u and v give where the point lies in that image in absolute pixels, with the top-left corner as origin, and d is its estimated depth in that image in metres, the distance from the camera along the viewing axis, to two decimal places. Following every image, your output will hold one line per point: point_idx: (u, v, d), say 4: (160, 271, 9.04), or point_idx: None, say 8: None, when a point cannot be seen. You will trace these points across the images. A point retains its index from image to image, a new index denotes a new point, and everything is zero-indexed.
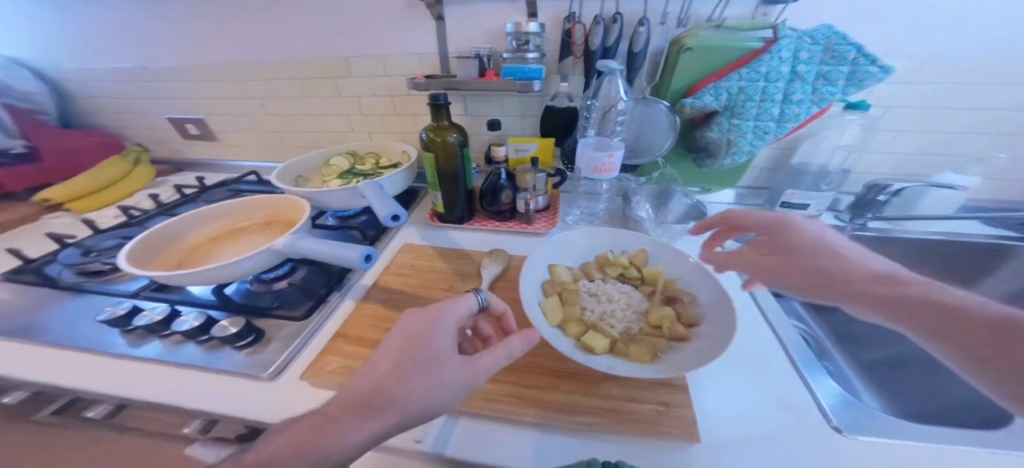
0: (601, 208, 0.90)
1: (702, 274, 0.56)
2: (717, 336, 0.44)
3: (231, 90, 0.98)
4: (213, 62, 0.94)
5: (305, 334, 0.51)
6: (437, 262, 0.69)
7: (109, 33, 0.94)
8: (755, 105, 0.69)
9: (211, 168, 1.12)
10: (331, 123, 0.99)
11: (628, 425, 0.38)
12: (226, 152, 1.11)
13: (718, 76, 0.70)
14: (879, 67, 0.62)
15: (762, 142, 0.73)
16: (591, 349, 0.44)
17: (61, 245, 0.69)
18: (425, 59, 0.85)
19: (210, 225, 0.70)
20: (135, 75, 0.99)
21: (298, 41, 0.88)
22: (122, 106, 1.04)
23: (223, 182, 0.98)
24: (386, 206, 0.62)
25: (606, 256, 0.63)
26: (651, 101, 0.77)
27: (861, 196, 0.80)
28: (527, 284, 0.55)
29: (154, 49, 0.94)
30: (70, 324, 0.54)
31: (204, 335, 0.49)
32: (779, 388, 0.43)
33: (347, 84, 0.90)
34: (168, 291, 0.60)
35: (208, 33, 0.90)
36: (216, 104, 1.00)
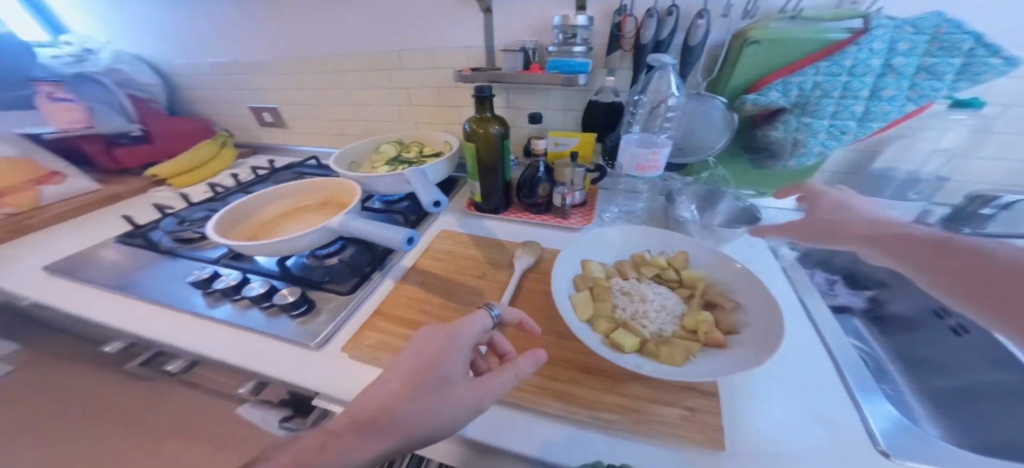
0: (642, 206, 0.73)
1: (748, 278, 0.44)
2: (761, 343, 0.35)
3: (293, 82, 0.98)
4: (274, 57, 0.95)
5: (351, 305, 0.49)
6: (471, 249, 0.62)
7: (190, 30, 1.00)
8: (831, 103, 0.55)
9: (280, 153, 1.15)
10: (378, 112, 0.94)
11: (642, 427, 0.31)
12: (280, 138, 1.14)
13: (790, 70, 0.55)
14: (1004, 58, 0.48)
15: (838, 144, 0.58)
16: (618, 347, 0.36)
17: (163, 214, 0.76)
18: (473, 52, 0.77)
19: (280, 202, 0.66)
20: (216, 68, 1.04)
21: (340, 36, 0.85)
22: (215, 97, 1.10)
23: (290, 165, 1.02)
24: (426, 193, 0.56)
25: (642, 254, 0.53)
26: (706, 96, 0.62)
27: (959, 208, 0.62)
28: (558, 277, 0.46)
29: (227, 47, 0.99)
30: (166, 284, 0.56)
31: (267, 302, 0.49)
32: (816, 402, 0.34)
33: (397, 76, 0.85)
34: (241, 261, 0.60)
35: (269, 28, 0.91)
36: (285, 95, 1.01)
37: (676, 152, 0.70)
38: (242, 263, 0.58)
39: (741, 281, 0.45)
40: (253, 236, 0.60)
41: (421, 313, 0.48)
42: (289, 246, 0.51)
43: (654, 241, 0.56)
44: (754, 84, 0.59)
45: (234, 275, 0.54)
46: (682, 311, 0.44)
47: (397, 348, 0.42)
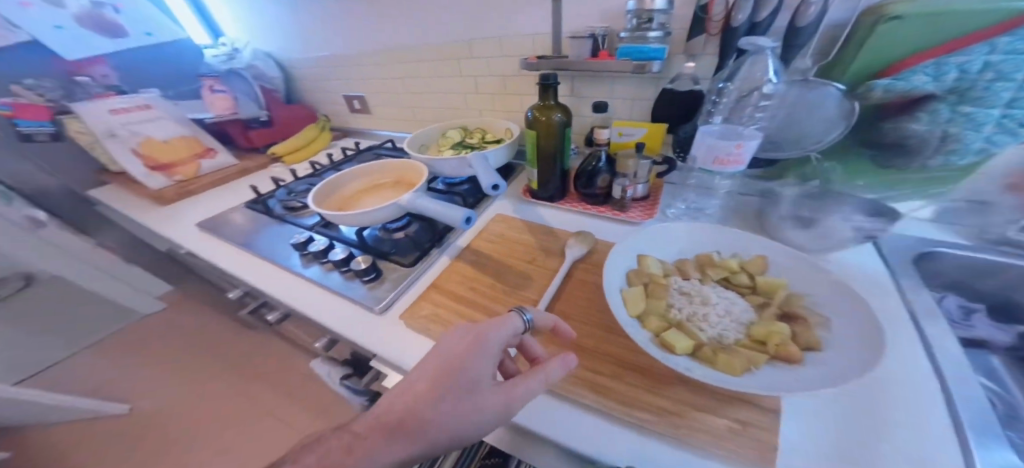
0: (713, 205, 0.66)
1: (840, 291, 0.37)
2: (850, 367, 0.29)
3: (379, 72, 1.07)
4: (363, 51, 1.06)
5: (412, 277, 0.54)
6: (523, 234, 0.63)
7: (302, 28, 1.15)
8: (1003, 88, 0.42)
9: (365, 137, 1.29)
10: (449, 100, 0.99)
11: (681, 433, 0.30)
12: (365, 123, 1.27)
13: (946, 48, 0.43)
14: None
15: (1012, 141, 0.44)
16: (669, 347, 0.34)
17: (276, 186, 0.91)
18: (540, 39, 0.76)
19: (359, 181, 0.74)
20: (320, 61, 1.19)
21: (421, 26, 0.91)
22: (317, 86, 1.27)
23: (371, 148, 1.14)
24: (486, 176, 0.58)
25: (709, 254, 0.48)
26: (816, 83, 0.51)
27: None
28: (610, 268, 0.44)
29: (329, 42, 1.13)
30: (275, 244, 0.68)
31: (345, 267, 0.57)
32: (915, 441, 0.28)
33: (468, 64, 0.88)
34: (330, 229, 0.71)
35: (362, 25, 1.01)
36: (372, 84, 1.12)
37: (767, 144, 0.60)
38: (329, 231, 0.68)
39: (831, 296, 0.38)
40: (340, 207, 0.69)
41: (472, 290, 0.51)
42: (365, 218, 0.57)
43: (727, 241, 0.50)
44: (881, 69, 0.48)
45: (323, 241, 0.64)
46: (751, 319, 0.39)
47: (448, 321, 0.45)
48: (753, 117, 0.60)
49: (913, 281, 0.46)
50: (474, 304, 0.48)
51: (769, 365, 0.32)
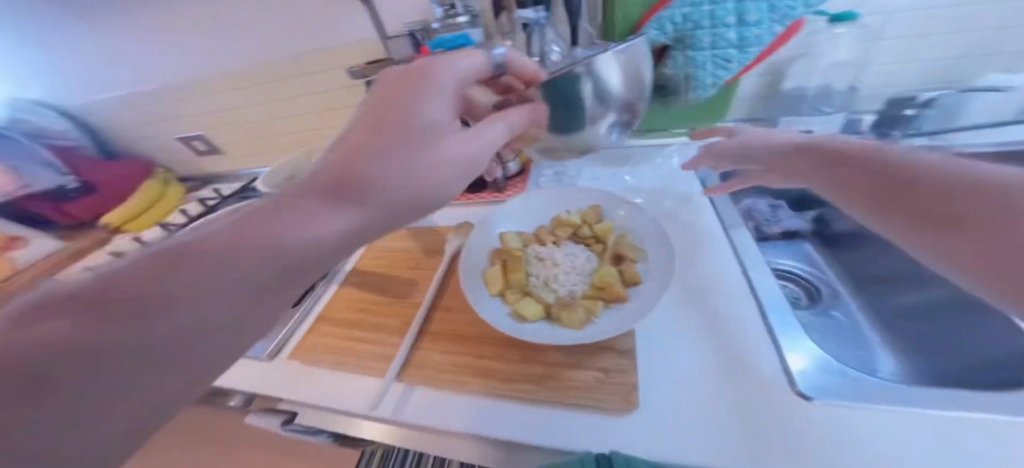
0: (573, 164, 0.73)
1: (659, 233, 0.50)
2: (654, 295, 0.43)
3: (197, 102, 0.82)
4: (153, 86, 0.82)
5: (296, 319, 0.57)
6: (407, 241, 0.67)
7: (62, 70, 0.83)
8: (705, 34, 0.45)
9: (224, 179, 1.01)
10: (297, 123, 0.81)
11: (556, 392, 0.40)
12: (216, 165, 0.99)
13: (661, 5, 0.45)
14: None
15: (728, 75, 0.47)
16: (523, 317, 0.44)
17: None
18: (368, 45, 0.62)
19: None
20: (110, 107, 0.88)
21: (211, 48, 0.72)
22: (118, 136, 0.94)
23: (239, 187, 0.92)
24: None
25: (559, 215, 0.57)
26: (599, 45, 0.52)
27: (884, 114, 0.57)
28: (472, 259, 0.52)
29: (105, 83, 0.84)
30: None
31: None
32: (740, 348, 0.41)
33: (300, 83, 0.72)
34: None
35: (133, 54, 0.77)
36: (197, 121, 0.87)
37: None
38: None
39: (649, 231, 0.51)
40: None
41: (359, 311, 0.56)
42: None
43: (569, 200, 0.60)
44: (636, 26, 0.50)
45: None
46: (594, 267, 0.50)
47: (344, 348, 0.51)
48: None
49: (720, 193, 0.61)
50: (370, 326, 0.54)
51: (605, 311, 0.44)
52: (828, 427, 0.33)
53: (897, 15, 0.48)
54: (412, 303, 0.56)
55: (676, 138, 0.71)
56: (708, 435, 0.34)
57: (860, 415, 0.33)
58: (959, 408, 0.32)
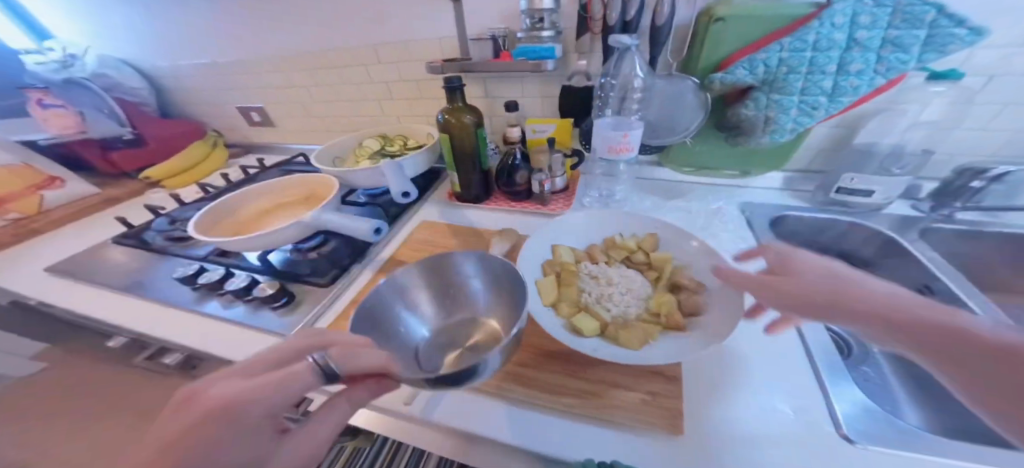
0: (620, 189, 0.71)
1: (712, 261, 0.47)
2: (719, 326, 0.38)
3: (268, 76, 0.86)
4: (232, 57, 0.86)
5: (325, 301, 0.53)
6: (450, 239, 0.64)
7: (162, 33, 0.90)
8: (799, 79, 0.46)
9: (271, 152, 1.02)
10: (356, 108, 0.83)
11: (602, 411, 0.35)
12: (266, 137, 1.02)
13: (755, 47, 0.46)
14: (971, 28, 0.38)
15: (810, 122, 0.48)
16: (579, 331, 0.40)
17: (154, 215, 0.75)
18: (448, 43, 0.65)
19: (261, 200, 0.67)
20: (193, 70, 0.94)
21: (298, 29, 0.75)
22: (196, 97, 1.00)
23: (281, 162, 0.92)
24: (398, 183, 0.54)
25: (613, 237, 0.56)
26: (677, 77, 0.54)
27: (946, 181, 0.56)
28: (526, 265, 0.50)
29: (191, 49, 0.90)
30: (169, 286, 0.59)
31: (248, 295, 0.54)
32: (793, 390, 0.37)
33: (373, 71, 0.74)
34: (228, 257, 0.64)
35: (223, 25, 0.82)
36: (263, 93, 0.90)
37: (647, 132, 0.60)
38: (227, 259, 0.63)
39: (703, 261, 0.48)
40: (236, 232, 0.61)
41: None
42: (260, 241, 0.52)
43: (621, 221, 0.58)
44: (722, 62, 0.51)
45: (219, 270, 0.59)
46: (649, 294, 0.47)
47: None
48: (631, 110, 0.60)
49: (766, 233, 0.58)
50: None
51: (663, 336, 0.39)
52: None
53: (993, 82, 0.48)
54: None
55: (729, 176, 0.69)
56: None
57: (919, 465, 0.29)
58: None
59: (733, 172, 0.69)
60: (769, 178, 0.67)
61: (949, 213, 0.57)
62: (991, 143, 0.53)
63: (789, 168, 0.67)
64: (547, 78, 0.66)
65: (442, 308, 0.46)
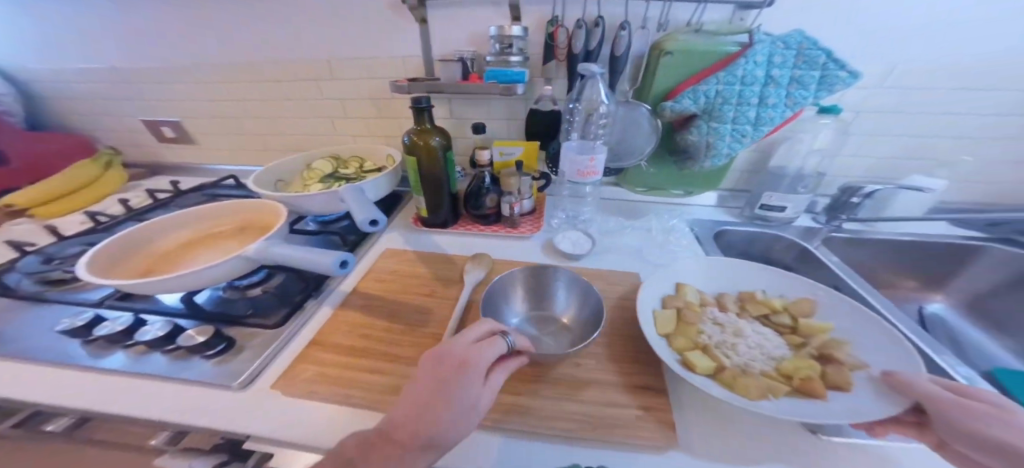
0: (586, 210, 0.75)
1: (890, 347, 0.37)
2: (876, 410, 0.30)
3: (190, 86, 0.75)
4: (139, 62, 0.74)
5: (277, 343, 0.46)
6: (418, 267, 0.60)
7: (37, 28, 0.73)
8: (731, 109, 0.53)
9: (189, 174, 0.88)
10: (302, 126, 0.76)
11: (602, 432, 0.34)
12: (180, 155, 0.87)
13: (696, 81, 0.53)
14: (849, 71, 0.47)
15: (741, 148, 0.55)
16: (691, 367, 0.36)
17: (18, 251, 0.58)
18: (412, 63, 0.63)
19: (183, 231, 0.57)
20: (84, 75, 0.78)
21: (230, 38, 0.67)
22: (86, 107, 0.83)
23: (201, 185, 0.78)
24: (363, 211, 0.47)
25: (754, 292, 0.49)
26: (632, 103, 0.59)
27: (835, 198, 0.69)
28: (646, 289, 0.48)
29: (80, 49, 0.74)
30: (40, 342, 0.45)
31: (171, 344, 0.44)
32: None
33: (325, 88, 0.69)
34: (135, 300, 0.52)
35: (128, 25, 0.69)
36: (182, 105, 0.78)
37: (610, 156, 0.65)
38: (133, 305, 0.51)
39: (876, 344, 0.38)
40: (146, 272, 0.50)
41: (366, 338, 0.47)
42: (188, 278, 0.43)
43: (767, 278, 0.51)
44: (670, 92, 0.57)
45: (123, 317, 0.46)
46: (784, 355, 0.40)
47: (336, 376, 0.41)
48: (596, 134, 0.64)
49: (712, 247, 0.65)
50: (371, 354, 0.44)
51: (788, 397, 0.33)
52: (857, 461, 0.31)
53: (860, 116, 0.61)
54: (431, 333, 0.47)
55: (676, 197, 0.77)
56: None
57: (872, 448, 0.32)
58: None
59: (678, 193, 0.77)
60: (707, 197, 0.76)
61: (839, 224, 0.70)
62: (863, 165, 0.67)
63: (722, 188, 0.77)
64: (513, 101, 0.67)
65: (531, 302, 0.55)
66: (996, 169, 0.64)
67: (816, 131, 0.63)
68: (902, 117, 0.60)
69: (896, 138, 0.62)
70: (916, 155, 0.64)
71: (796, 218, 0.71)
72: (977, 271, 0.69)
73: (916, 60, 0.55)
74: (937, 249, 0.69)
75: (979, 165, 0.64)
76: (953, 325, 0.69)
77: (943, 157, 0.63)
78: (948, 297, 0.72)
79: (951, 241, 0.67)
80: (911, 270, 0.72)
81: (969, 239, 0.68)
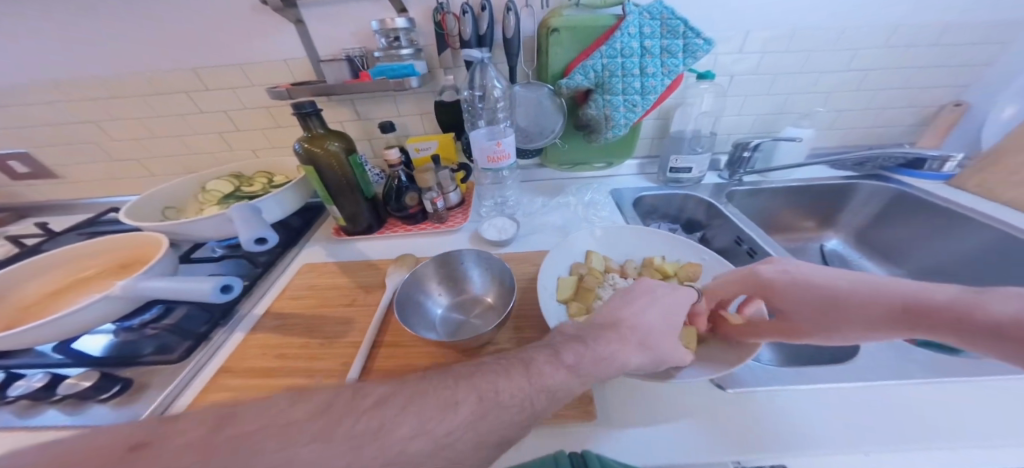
0: (511, 195, 0.76)
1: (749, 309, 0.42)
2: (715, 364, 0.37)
3: (40, 112, 0.65)
4: None
5: (185, 372, 0.42)
6: (340, 278, 0.57)
7: None
8: (619, 82, 0.56)
9: (70, 212, 0.77)
10: (193, 143, 0.70)
11: None
12: (55, 191, 0.78)
13: (585, 54, 0.55)
14: (704, 39, 0.51)
15: (635, 117, 0.59)
16: None
17: None
18: (298, 65, 0.59)
19: (50, 277, 0.50)
20: None
21: (73, 53, 0.59)
22: None
23: (79, 222, 0.69)
24: (249, 231, 0.45)
25: (652, 258, 0.54)
26: (534, 84, 0.60)
27: (731, 154, 0.75)
28: (552, 261, 0.52)
29: None
30: None
31: (54, 395, 0.38)
32: None
33: (206, 100, 0.63)
34: (11, 355, 0.45)
35: None
36: (39, 135, 0.68)
37: (522, 139, 0.66)
38: (14, 359, 0.44)
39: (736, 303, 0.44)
40: (12, 324, 0.44)
41: (281, 358, 0.43)
42: (54, 329, 0.38)
43: (668, 246, 0.56)
44: (565, 70, 0.59)
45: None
46: None
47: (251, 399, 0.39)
48: (502, 119, 0.65)
49: (631, 214, 0.68)
50: (286, 373, 0.41)
51: None
52: (749, 410, 0.36)
53: (735, 79, 0.67)
54: (351, 343, 0.45)
55: (595, 171, 0.80)
56: (661, 436, 0.34)
57: (766, 398, 0.37)
58: (840, 381, 0.38)
59: (601, 165, 0.80)
60: (625, 168, 0.80)
61: (740, 178, 0.76)
62: (749, 122, 0.74)
63: (638, 156, 0.81)
64: (418, 94, 0.66)
65: (450, 291, 0.55)
66: (851, 116, 0.73)
67: (700, 96, 0.69)
68: (768, 77, 0.66)
69: (769, 95, 0.69)
70: (788, 108, 0.72)
71: (703, 178, 0.77)
72: (856, 206, 0.80)
73: (769, 23, 0.61)
74: (817, 190, 0.79)
75: (838, 113, 0.73)
76: (848, 256, 0.80)
77: (809, 106, 0.72)
78: (840, 232, 0.83)
79: (827, 182, 0.76)
80: (801, 212, 0.82)
81: (844, 179, 0.77)
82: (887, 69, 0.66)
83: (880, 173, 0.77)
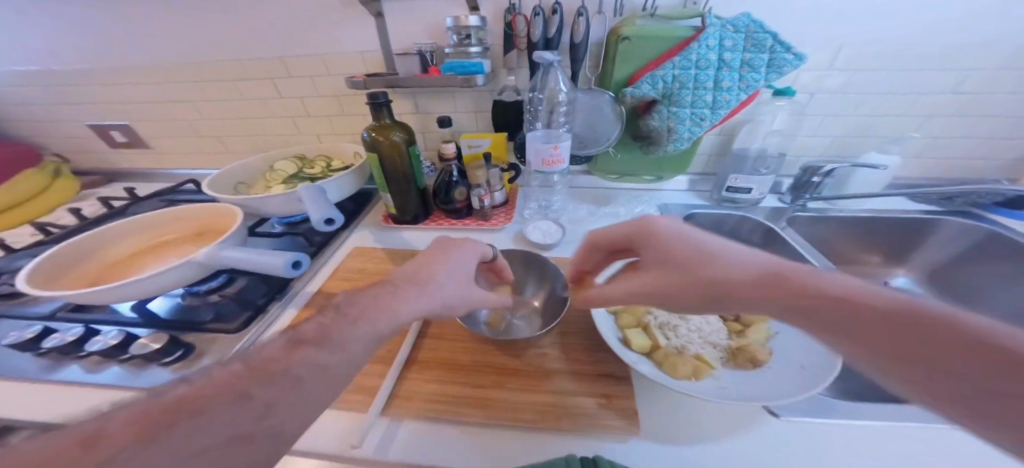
0: (556, 200, 0.75)
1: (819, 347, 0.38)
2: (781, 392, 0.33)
3: (144, 89, 0.73)
4: (81, 63, 0.71)
5: (243, 341, 0.44)
6: (386, 264, 0.59)
7: None
8: (689, 93, 0.54)
9: (153, 181, 0.86)
10: (267, 125, 0.75)
11: (567, 424, 0.34)
12: (144, 161, 0.87)
13: (654, 64, 0.54)
14: (794, 54, 0.48)
15: (700, 131, 0.57)
16: (627, 343, 0.40)
17: None
18: (372, 58, 0.62)
19: (133, 239, 0.54)
20: (31, 83, 0.75)
21: (179, 37, 0.65)
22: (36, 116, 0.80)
23: (160, 191, 0.75)
24: (317, 210, 0.47)
25: None
26: (596, 91, 0.59)
27: (796, 178, 0.70)
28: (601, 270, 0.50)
29: (23, 55, 0.71)
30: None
31: (124, 354, 0.41)
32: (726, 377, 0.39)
33: (284, 86, 0.67)
34: (91, 310, 0.49)
35: (68, 28, 0.66)
36: (140, 109, 0.76)
37: (576, 144, 0.65)
38: (90, 315, 0.48)
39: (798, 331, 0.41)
40: (93, 282, 0.48)
41: None
42: (138, 287, 0.41)
43: None
44: (630, 79, 0.58)
45: (74, 328, 0.45)
46: (725, 342, 0.42)
47: None
48: (559, 123, 0.65)
49: None
50: None
51: (713, 376, 0.36)
52: (819, 444, 0.32)
53: (815, 97, 0.63)
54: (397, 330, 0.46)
55: (643, 182, 0.78)
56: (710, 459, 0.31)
57: (834, 434, 0.32)
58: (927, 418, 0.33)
59: (650, 178, 0.78)
60: (677, 182, 0.77)
61: (803, 203, 0.71)
62: (820, 143, 0.69)
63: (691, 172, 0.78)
64: (478, 92, 0.67)
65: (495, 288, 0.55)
66: (941, 145, 0.66)
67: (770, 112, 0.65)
68: (849, 96, 0.62)
69: (847, 116, 0.64)
70: (869, 131, 0.66)
71: (761, 200, 0.73)
72: (936, 245, 0.72)
73: (857, 39, 0.57)
74: (891, 223, 0.72)
75: (926, 141, 0.66)
76: None
77: (892, 131, 0.66)
78: (911, 270, 0.75)
79: (904, 215, 0.69)
80: (869, 246, 0.75)
81: (925, 213, 0.70)
82: (992, 96, 0.59)
83: (971, 210, 0.69)
